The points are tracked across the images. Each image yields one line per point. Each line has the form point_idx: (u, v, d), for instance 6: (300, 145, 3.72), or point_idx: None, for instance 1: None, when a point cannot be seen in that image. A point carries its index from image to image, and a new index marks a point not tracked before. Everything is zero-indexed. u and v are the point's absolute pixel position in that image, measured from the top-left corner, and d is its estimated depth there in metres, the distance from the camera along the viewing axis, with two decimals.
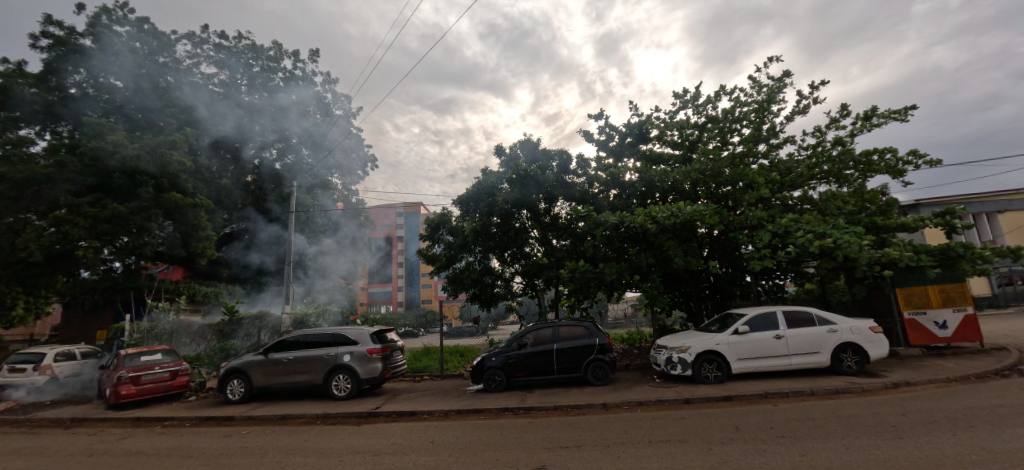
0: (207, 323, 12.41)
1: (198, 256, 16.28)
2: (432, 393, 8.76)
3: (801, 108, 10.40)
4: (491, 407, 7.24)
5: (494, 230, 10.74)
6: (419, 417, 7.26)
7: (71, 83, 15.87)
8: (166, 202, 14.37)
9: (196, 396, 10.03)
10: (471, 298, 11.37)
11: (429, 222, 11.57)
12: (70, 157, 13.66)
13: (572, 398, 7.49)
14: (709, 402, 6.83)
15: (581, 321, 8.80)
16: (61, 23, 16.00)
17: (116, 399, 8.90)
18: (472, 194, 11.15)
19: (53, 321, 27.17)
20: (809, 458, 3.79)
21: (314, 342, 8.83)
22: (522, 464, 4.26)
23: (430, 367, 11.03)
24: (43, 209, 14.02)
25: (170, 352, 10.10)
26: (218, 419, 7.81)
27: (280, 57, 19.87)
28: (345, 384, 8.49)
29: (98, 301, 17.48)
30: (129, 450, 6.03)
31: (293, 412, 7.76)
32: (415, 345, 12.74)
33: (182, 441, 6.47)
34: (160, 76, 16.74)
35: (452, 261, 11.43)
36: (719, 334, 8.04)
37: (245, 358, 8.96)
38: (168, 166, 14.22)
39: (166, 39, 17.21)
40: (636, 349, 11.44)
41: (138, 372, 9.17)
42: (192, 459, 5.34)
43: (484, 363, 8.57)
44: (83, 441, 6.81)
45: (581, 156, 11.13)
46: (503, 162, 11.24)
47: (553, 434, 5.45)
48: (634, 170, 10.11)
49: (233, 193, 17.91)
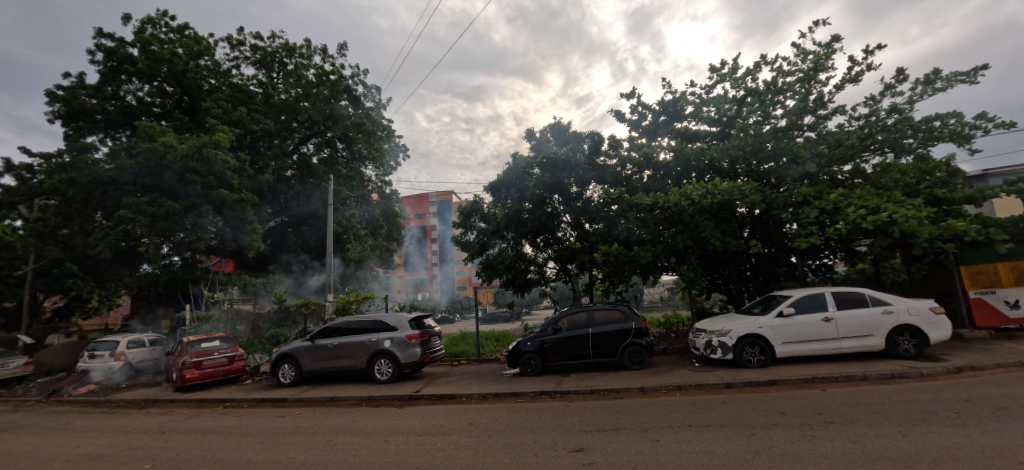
0: (258, 312, 13.06)
1: (245, 249, 17.17)
2: (470, 377, 8.98)
3: (853, 75, 9.63)
4: (529, 391, 7.35)
5: (526, 216, 10.71)
6: (459, 399, 7.47)
7: (126, 91, 17.00)
8: (216, 199, 15.22)
9: (251, 380, 10.72)
10: (505, 284, 11.46)
11: (461, 209, 11.79)
12: (129, 159, 14.65)
13: (609, 382, 7.49)
14: (752, 386, 6.65)
15: (616, 305, 8.72)
16: (111, 36, 17.03)
17: (182, 382, 9.67)
18: (503, 180, 11.20)
19: (125, 311, 29.67)
20: (862, 444, 3.63)
21: (357, 329, 9.19)
22: (561, 446, 4.31)
23: (467, 351, 11.34)
24: (109, 208, 15.20)
25: (227, 338, 10.80)
26: (273, 401, 8.32)
27: (311, 53, 20.21)
28: (386, 368, 8.83)
29: (161, 293, 18.85)
30: (195, 428, 6.55)
31: (340, 394, 8.16)
32: (452, 330, 13.02)
33: (241, 421, 6.94)
34: (202, 80, 17.63)
35: (485, 248, 11.53)
36: (762, 317, 7.76)
37: (293, 344, 9.46)
38: (214, 164, 14.92)
39: (206, 43, 18.06)
40: (673, 333, 11.26)
41: (199, 358, 9.91)
42: (250, 437, 5.75)
43: (520, 348, 8.64)
44: (155, 421, 7.43)
45: (613, 136, 10.86)
46: (533, 146, 11.22)
47: (590, 418, 5.46)
48: (668, 149, 9.76)
49: (276, 188, 18.71)
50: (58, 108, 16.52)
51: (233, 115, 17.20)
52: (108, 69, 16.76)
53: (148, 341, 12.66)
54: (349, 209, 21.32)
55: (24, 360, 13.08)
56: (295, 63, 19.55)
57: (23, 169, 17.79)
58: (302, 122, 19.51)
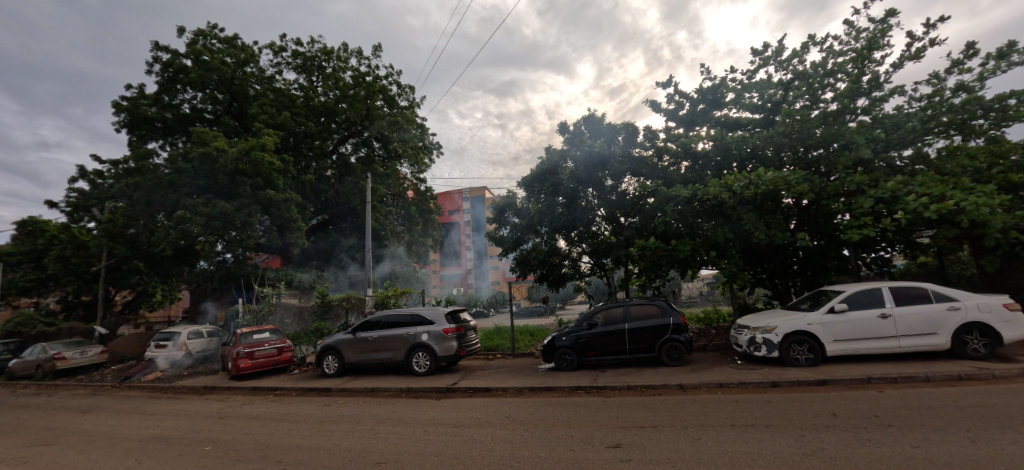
0: (304, 305, 13.70)
1: (290, 246, 18.01)
2: (505, 371, 9.06)
3: (913, 52, 8.89)
4: (564, 386, 7.32)
5: (559, 211, 10.65)
6: (494, 393, 7.55)
7: (181, 100, 18.20)
8: (263, 199, 16.07)
9: (298, 370, 11.28)
10: (539, 279, 11.45)
11: (495, 205, 11.85)
12: (186, 164, 15.70)
13: (646, 378, 7.35)
14: (800, 386, 6.33)
15: (653, 300, 8.54)
16: (167, 49, 18.26)
17: (237, 371, 10.32)
18: (537, 175, 11.19)
19: (185, 305, 31.94)
20: (924, 450, 3.38)
21: (396, 322, 9.47)
22: (597, 442, 4.28)
23: (502, 345, 11.44)
24: (169, 209, 16.37)
25: (276, 331, 11.41)
26: (319, 390, 8.73)
27: (348, 56, 20.85)
28: (424, 361, 9.05)
29: (215, 288, 20.11)
30: (249, 414, 6.98)
31: (381, 386, 8.45)
32: (487, 325, 13.14)
33: (290, 409, 7.33)
34: (249, 86, 18.61)
35: (519, 243, 11.54)
36: (811, 313, 7.35)
37: (336, 336, 9.86)
38: (260, 166, 15.73)
39: (251, 51, 19.01)
40: (713, 329, 10.88)
41: (251, 348, 10.53)
42: (298, 423, 6.06)
43: (555, 343, 8.62)
44: (214, 407, 7.97)
45: (648, 127, 10.58)
46: (566, 139, 11.13)
47: (627, 414, 5.38)
48: (707, 138, 9.40)
49: (317, 187, 19.51)
50: (123, 117, 17.91)
51: (277, 119, 18.05)
52: (165, 80, 17.98)
53: (206, 332, 13.57)
54: (386, 206, 21.91)
55: (98, 349, 15.07)
56: (333, 66, 20.24)
57: (95, 175, 19.47)
58: (340, 123, 20.21)
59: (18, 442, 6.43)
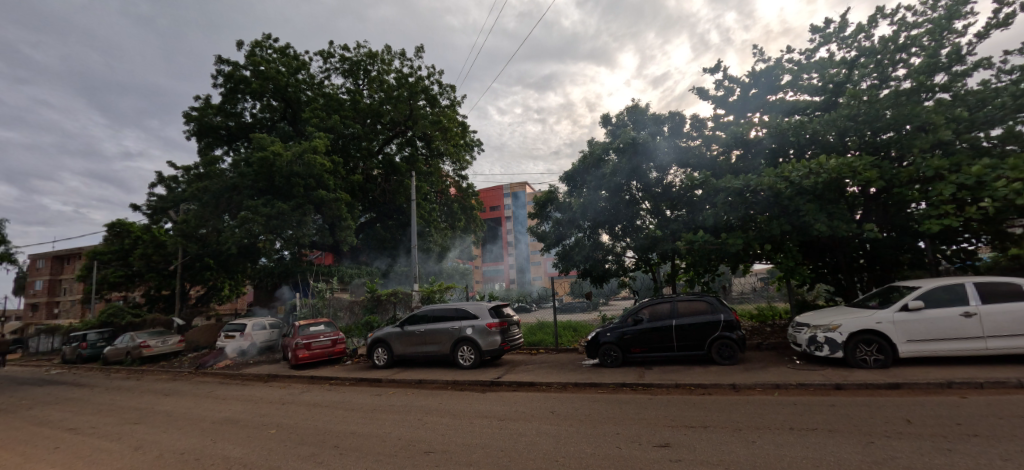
0: (354, 300, 14.36)
1: (341, 243, 18.90)
2: (548, 366, 9.07)
3: (1004, 19, 7.90)
4: (609, 382, 7.23)
5: (603, 205, 10.46)
6: (538, 387, 7.59)
7: (242, 109, 19.52)
8: (315, 199, 16.96)
9: (351, 361, 11.87)
10: (582, 274, 11.32)
11: (536, 200, 11.85)
12: (248, 168, 16.86)
13: (695, 377, 7.10)
14: (868, 389, 5.87)
15: (702, 296, 8.21)
16: (229, 61, 19.64)
17: (296, 361, 11.02)
18: (579, 169, 11.09)
19: (249, 298, 34.37)
20: (1018, 464, 3.03)
21: (441, 316, 9.72)
22: (644, 440, 4.19)
23: (545, 341, 11.45)
24: (233, 210, 17.68)
25: (330, 324, 12.05)
26: (370, 381, 9.15)
27: (391, 59, 21.49)
28: (469, 354, 9.23)
29: (275, 283, 21.49)
30: (308, 401, 7.45)
31: (428, 378, 8.72)
32: (530, 320, 13.19)
33: (344, 397, 7.75)
34: (301, 92, 19.66)
35: (562, 238, 11.47)
36: (880, 311, 6.77)
37: (385, 330, 10.26)
38: (313, 168, 16.61)
39: (302, 59, 20.05)
40: (768, 327, 10.32)
41: (308, 340, 11.19)
42: (351, 411, 6.39)
43: (598, 339, 8.51)
44: (276, 393, 8.57)
45: (695, 115, 10.14)
46: (609, 131, 10.97)
47: (676, 413, 5.22)
48: (761, 125, 8.86)
49: (365, 186, 20.33)
50: (193, 126, 19.49)
51: (327, 122, 18.95)
52: (228, 90, 19.34)
53: (268, 324, 14.60)
54: (430, 203, 22.47)
55: (176, 338, 16.68)
56: (377, 69, 20.95)
57: (171, 180, 21.37)
58: (385, 124, 20.92)
59: (115, 419, 7.23)
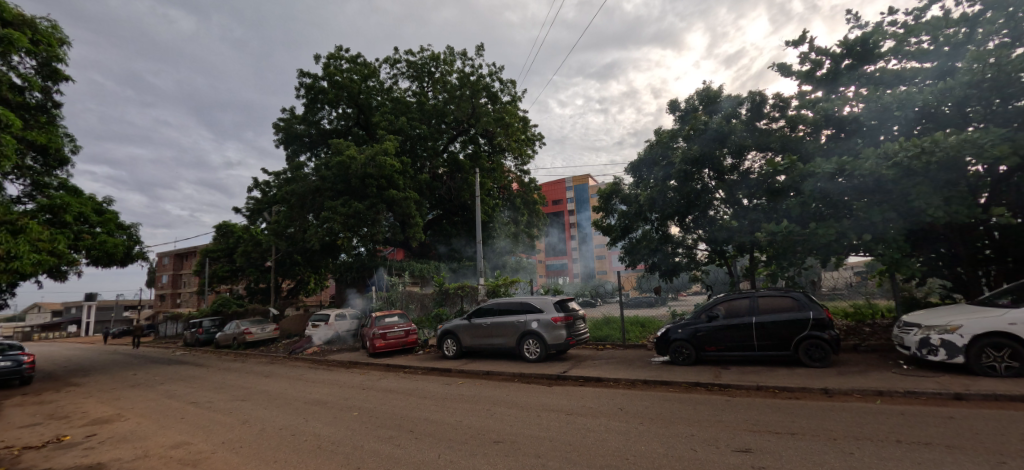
0: (425, 293, 15.06)
1: (411, 240, 19.90)
2: (616, 362, 8.87)
3: None
4: (681, 381, 6.90)
5: (672, 195, 9.94)
6: (605, 383, 7.46)
7: (321, 117, 21.17)
8: (387, 198, 17.98)
9: (423, 351, 12.50)
10: (651, 268, 10.91)
11: (601, 193, 11.61)
12: (328, 171, 18.30)
13: (779, 379, 6.56)
14: (999, 401, 5.04)
15: (787, 292, 7.53)
16: (309, 74, 21.40)
17: (374, 349, 11.84)
18: (646, 159, 10.69)
19: (331, 292, 37.42)
20: None
21: (507, 309, 9.89)
22: (722, 444, 3.95)
23: (612, 336, 11.22)
24: (316, 210, 19.30)
25: (403, 315, 12.77)
26: (441, 370, 9.57)
27: (453, 59, 22.09)
28: (535, 348, 9.31)
29: (354, 277, 23.19)
30: (385, 388, 7.97)
31: (495, 369, 8.94)
32: (596, 315, 12.98)
33: (417, 385, 8.17)
34: (372, 98, 20.91)
35: (628, 231, 11.13)
36: (1014, 310, 5.77)
37: (454, 322, 10.66)
38: (384, 169, 17.63)
39: (372, 67, 21.29)
40: (868, 327, 9.23)
41: (384, 330, 11.96)
42: (425, 399, 6.73)
43: (669, 335, 8.16)
44: (358, 379, 9.26)
45: (777, 94, 9.29)
46: (678, 118, 10.51)
47: (758, 417, 4.86)
48: (857, 100, 7.90)
49: (432, 184, 21.19)
50: (281, 136, 21.51)
51: (396, 125, 19.98)
52: (309, 100, 21.10)
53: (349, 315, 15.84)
54: (493, 199, 22.87)
55: (272, 326, 18.66)
56: (440, 70, 21.66)
57: (264, 185, 23.82)
58: (449, 123, 21.62)
59: (226, 396, 8.26)
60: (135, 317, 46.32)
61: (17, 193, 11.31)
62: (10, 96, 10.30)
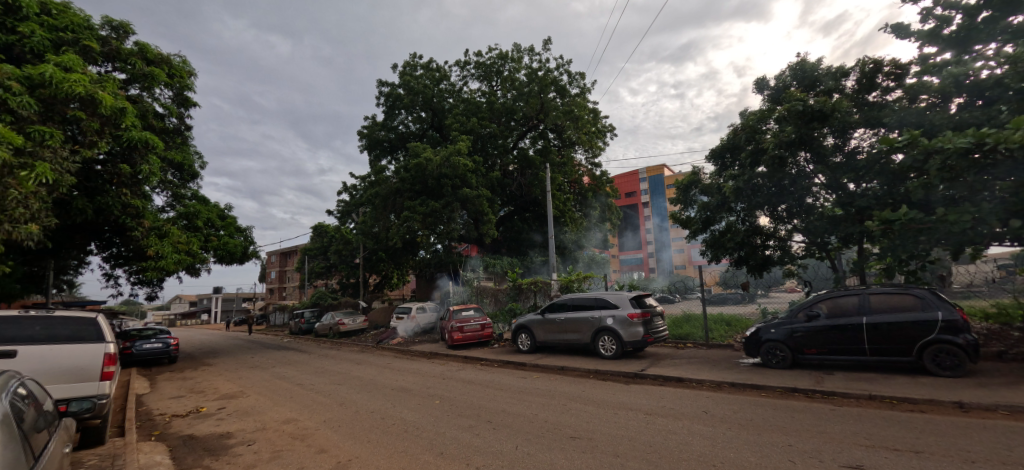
0: (498, 288, 15.41)
1: (484, 236, 20.45)
2: (699, 362, 8.37)
3: None
4: (775, 386, 6.32)
5: (761, 183, 9.04)
6: (687, 384, 7.08)
7: (399, 122, 22.50)
8: (461, 197, 18.64)
9: (498, 344, 12.83)
10: (737, 262, 10.10)
11: (678, 184, 11.17)
12: (406, 173, 19.42)
13: (898, 388, 5.74)
14: None
15: (908, 289, 6.52)
16: (388, 82, 22.85)
17: (452, 341, 12.41)
18: (730, 144, 9.94)
19: (411, 287, 39.82)
20: None
21: (580, 305, 9.80)
22: (825, 458, 3.56)
23: (694, 334, 10.60)
24: (397, 210, 20.59)
25: (478, 309, 13.21)
26: (516, 364, 9.76)
27: (520, 56, 22.22)
28: (610, 344, 9.12)
29: (432, 273, 24.46)
30: (464, 379, 8.32)
31: (570, 365, 8.90)
32: (675, 311, 12.34)
33: (494, 377, 8.42)
34: (444, 101, 21.81)
35: (710, 223, 10.36)
36: None
37: (528, 317, 10.79)
38: (458, 168, 18.33)
39: (444, 71, 22.18)
40: (1020, 331, 7.71)
41: (461, 323, 12.48)
42: (501, 391, 6.92)
43: (760, 335, 7.52)
44: (438, 369, 9.77)
45: (892, 61, 8.06)
46: (768, 98, 9.65)
47: (871, 431, 4.29)
48: (1001, 59, 6.59)
49: (503, 181, 21.53)
50: (365, 142, 23.23)
51: (467, 125, 20.61)
52: (388, 107, 22.52)
53: (428, 308, 16.76)
54: (564, 194, 22.68)
55: (361, 318, 20.36)
56: (508, 68, 21.90)
57: (352, 188, 25.95)
58: (518, 120, 21.86)
59: (326, 380, 9.18)
60: (251, 307, 53.22)
61: (163, 203, 13.50)
62: (154, 122, 12.29)
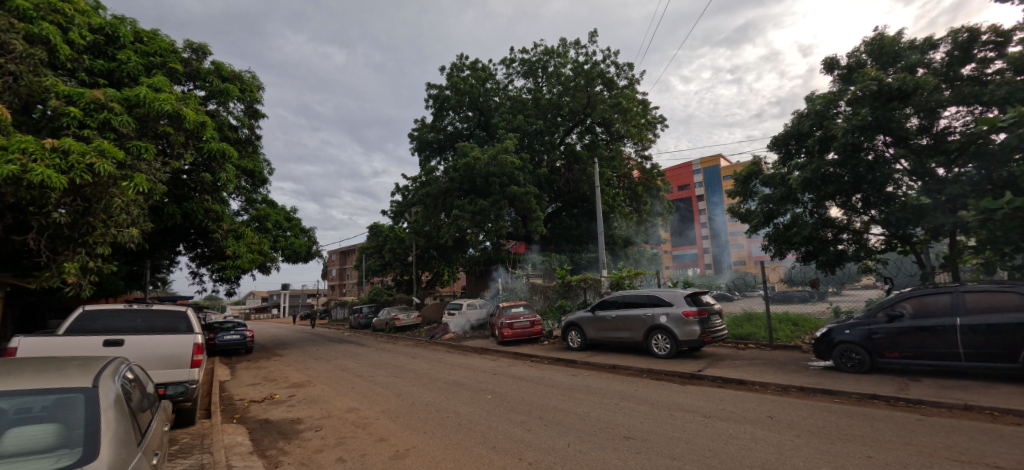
0: (547, 285, 15.40)
1: (532, 233, 20.49)
2: (762, 363, 7.90)
3: None
4: (851, 392, 5.82)
5: (831, 171, 8.30)
6: (749, 387, 6.70)
7: (447, 123, 23.03)
8: (509, 194, 18.80)
9: (548, 341, 12.83)
10: (805, 258, 9.37)
11: (737, 175, 10.52)
12: (455, 172, 19.87)
13: (1002, 398, 5.09)
14: None
15: (1014, 286, 5.74)
16: (436, 85, 23.44)
17: (503, 337, 12.58)
18: (795, 131, 9.22)
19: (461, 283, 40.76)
20: None
21: (632, 302, 9.56)
22: None
23: (756, 334, 10.01)
24: (446, 209, 21.14)
25: (528, 306, 13.29)
26: (567, 361, 9.72)
27: (566, 50, 21.96)
28: (664, 343, 8.83)
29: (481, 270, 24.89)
30: (515, 375, 8.40)
31: (622, 364, 8.72)
32: (735, 310, 11.69)
33: (545, 374, 8.44)
34: (490, 100, 22.05)
35: (773, 216, 9.68)
36: None
37: (578, 314, 10.68)
38: (506, 166, 18.50)
39: (490, 70, 22.41)
40: None
41: (511, 320, 12.62)
42: (552, 388, 6.92)
43: (833, 336, 6.95)
44: (489, 365, 9.95)
45: (992, 28, 7.11)
46: (839, 79, 8.84)
47: (969, 445, 3.83)
48: None
49: (551, 178, 21.42)
50: (416, 144, 24.01)
51: (514, 123, 20.71)
52: (436, 109, 23.12)
53: (479, 305, 17.08)
54: (613, 189, 22.19)
55: (415, 313, 21.16)
56: (554, 63, 21.72)
57: (404, 189, 26.96)
58: (565, 115, 21.65)
59: (384, 372, 9.65)
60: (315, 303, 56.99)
61: (238, 207, 14.79)
62: (229, 134, 13.45)
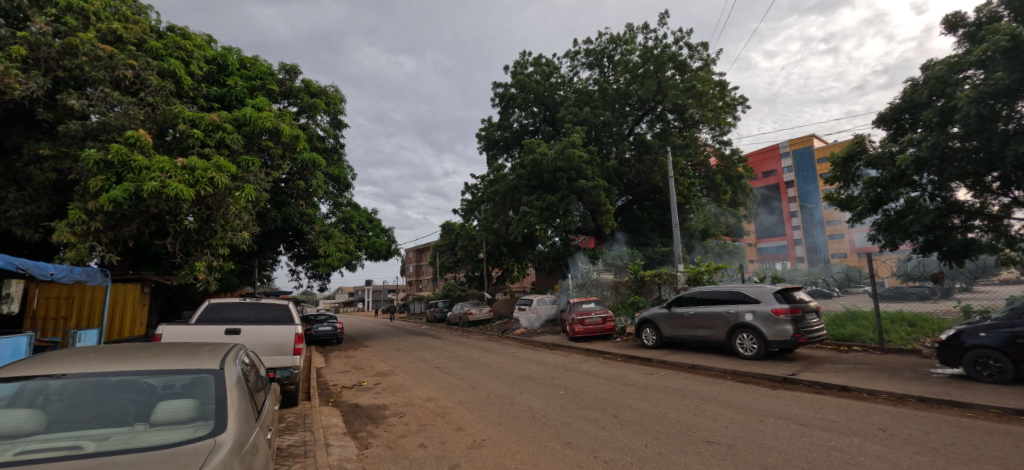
0: (619, 280, 14.99)
1: (602, 228, 20.06)
2: (870, 368, 7.00)
3: None
4: (989, 405, 4.96)
5: (957, 147, 7.07)
6: (855, 394, 5.98)
7: (512, 120, 23.26)
8: (577, 189, 18.58)
9: (621, 338, 12.50)
10: (924, 249, 8.12)
11: (835, 158, 9.34)
12: (523, 169, 20.04)
13: None
14: None
15: None
16: (501, 84, 23.76)
17: (574, 333, 12.51)
18: (909, 103, 7.99)
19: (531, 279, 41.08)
20: None
21: (712, 299, 8.98)
22: None
23: (862, 335, 8.89)
24: (514, 206, 21.44)
25: (599, 302, 13.06)
26: (641, 359, 9.40)
27: (633, 36, 21.08)
28: (750, 343, 8.19)
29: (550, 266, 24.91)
30: (587, 371, 8.31)
31: (702, 364, 8.24)
32: (835, 307, 10.47)
33: (618, 372, 8.25)
34: (555, 95, 21.87)
35: (881, 202, 8.50)
36: None
37: (652, 311, 10.27)
38: (573, 160, 18.30)
39: (554, 64, 22.22)
40: None
41: (582, 316, 12.49)
42: (626, 386, 6.74)
43: (963, 340, 5.94)
44: (561, 360, 9.95)
45: None
46: (967, 37, 7.49)
47: None
48: None
49: (620, 170, 20.78)
50: (483, 143, 24.56)
51: (580, 115, 20.38)
52: (502, 108, 23.44)
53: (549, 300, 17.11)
54: (689, 178, 20.97)
55: (487, 308, 21.76)
56: (620, 51, 20.96)
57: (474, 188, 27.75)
58: (634, 104, 20.84)
59: (459, 365, 10.07)
60: None
61: (327, 210, 16.27)
62: (318, 145, 14.80)
